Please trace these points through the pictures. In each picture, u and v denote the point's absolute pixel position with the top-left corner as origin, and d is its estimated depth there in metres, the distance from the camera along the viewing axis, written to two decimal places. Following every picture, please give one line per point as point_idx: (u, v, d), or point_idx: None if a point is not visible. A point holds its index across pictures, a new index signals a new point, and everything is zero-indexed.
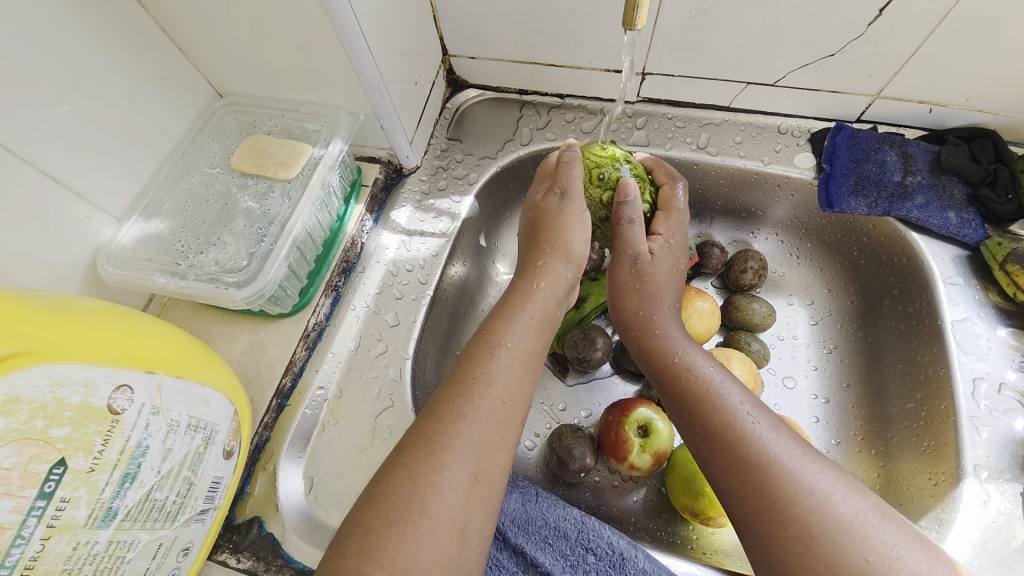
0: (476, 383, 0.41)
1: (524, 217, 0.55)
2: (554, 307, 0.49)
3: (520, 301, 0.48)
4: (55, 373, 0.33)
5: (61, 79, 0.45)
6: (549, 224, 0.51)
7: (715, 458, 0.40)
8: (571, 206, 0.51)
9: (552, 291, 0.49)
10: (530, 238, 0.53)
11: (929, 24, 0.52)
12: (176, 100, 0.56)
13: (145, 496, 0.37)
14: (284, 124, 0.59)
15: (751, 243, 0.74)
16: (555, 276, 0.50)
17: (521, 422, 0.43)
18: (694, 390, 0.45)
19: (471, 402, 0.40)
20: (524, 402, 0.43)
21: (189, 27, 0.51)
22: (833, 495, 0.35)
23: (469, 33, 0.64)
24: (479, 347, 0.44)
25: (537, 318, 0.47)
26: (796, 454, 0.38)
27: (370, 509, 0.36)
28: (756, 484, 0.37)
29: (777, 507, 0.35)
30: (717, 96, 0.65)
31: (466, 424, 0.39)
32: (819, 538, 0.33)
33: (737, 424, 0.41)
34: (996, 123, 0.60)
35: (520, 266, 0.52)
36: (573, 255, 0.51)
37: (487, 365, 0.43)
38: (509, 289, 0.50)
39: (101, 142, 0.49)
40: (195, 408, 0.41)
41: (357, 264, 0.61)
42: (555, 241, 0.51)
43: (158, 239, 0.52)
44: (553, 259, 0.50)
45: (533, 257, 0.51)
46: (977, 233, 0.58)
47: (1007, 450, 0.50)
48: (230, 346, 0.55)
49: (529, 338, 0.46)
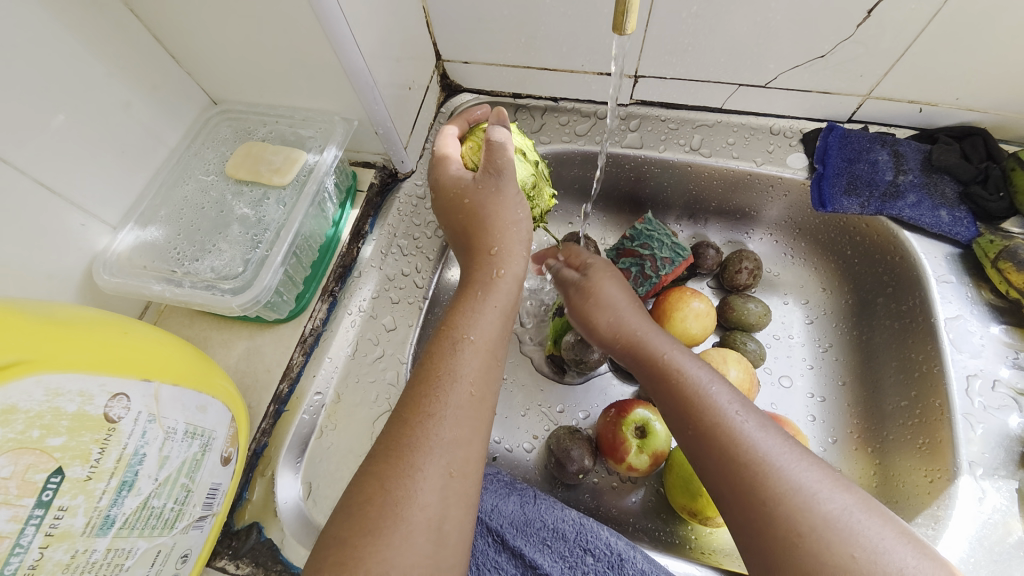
0: (442, 381, 0.41)
1: (442, 207, 0.52)
2: (517, 291, 0.49)
3: (481, 291, 0.47)
4: (52, 383, 0.33)
5: (55, 90, 0.45)
6: (487, 211, 0.49)
7: (698, 457, 0.41)
8: (508, 184, 0.49)
9: (513, 276, 0.48)
10: (469, 229, 0.50)
11: (918, 24, 0.52)
12: (170, 108, 0.56)
13: (142, 504, 0.37)
14: (280, 130, 0.59)
15: (746, 243, 0.74)
16: (514, 259, 0.49)
17: (492, 410, 0.43)
18: (678, 393, 0.44)
19: (438, 401, 0.40)
20: (492, 390, 0.43)
21: (183, 35, 0.51)
22: (821, 492, 0.35)
23: (463, 37, 0.64)
24: (441, 345, 0.44)
25: (501, 307, 0.47)
26: (785, 450, 0.38)
27: (343, 521, 0.36)
28: (744, 481, 0.37)
29: (767, 506, 0.36)
30: (709, 97, 0.65)
31: (435, 423, 0.39)
32: (806, 536, 0.34)
33: (726, 422, 0.40)
34: (987, 121, 0.60)
35: (470, 256, 0.50)
36: (522, 234, 0.50)
37: (451, 361, 0.43)
38: (467, 282, 0.48)
39: (96, 151, 0.49)
40: (192, 415, 0.41)
41: (353, 270, 0.61)
42: (504, 225, 0.49)
43: (153, 246, 0.52)
44: (506, 244, 0.49)
45: (486, 245, 0.48)
46: (969, 231, 0.59)
47: (1002, 446, 0.51)
48: (228, 352, 0.55)
49: (493, 330, 0.46)
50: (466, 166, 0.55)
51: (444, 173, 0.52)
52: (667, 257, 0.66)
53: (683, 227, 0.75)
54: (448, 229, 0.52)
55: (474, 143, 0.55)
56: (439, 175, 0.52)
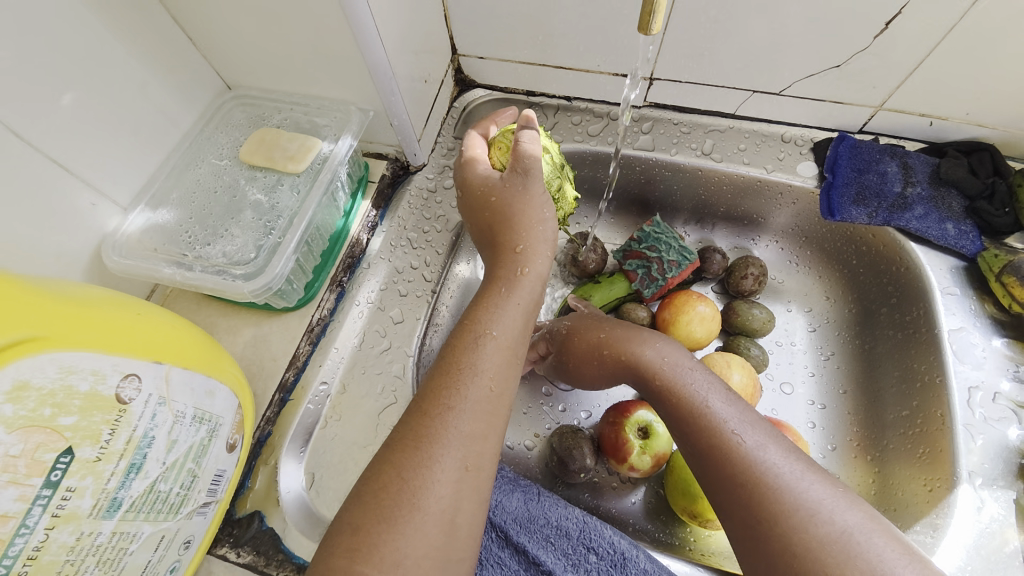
0: (462, 374, 0.41)
1: (469, 204, 0.52)
2: (540, 290, 0.49)
3: (505, 287, 0.47)
4: (65, 360, 0.32)
5: (71, 66, 0.44)
6: (512, 209, 0.49)
7: (705, 474, 0.42)
8: (534, 183, 0.49)
9: (536, 275, 0.48)
10: (494, 225, 0.50)
11: (933, 39, 0.53)
12: (185, 91, 0.56)
13: (149, 487, 0.37)
14: (294, 118, 0.59)
15: (753, 249, 0.75)
16: (538, 257, 0.49)
17: (509, 408, 0.43)
18: (679, 407, 0.46)
19: (458, 394, 0.40)
20: (512, 387, 0.43)
21: (202, 17, 0.51)
22: (822, 511, 0.36)
23: (480, 32, 0.64)
24: (463, 339, 0.44)
25: (524, 305, 0.47)
26: (791, 467, 0.39)
27: (358, 507, 0.36)
28: (746, 496, 0.38)
29: (765, 526, 0.37)
30: (723, 103, 0.66)
31: (455, 416, 0.39)
32: (801, 555, 0.34)
33: (733, 440, 0.41)
34: (995, 137, 0.61)
35: (494, 253, 0.50)
36: (548, 234, 0.50)
37: (473, 355, 0.43)
38: (490, 278, 0.48)
39: (109, 131, 0.49)
40: (201, 399, 0.41)
41: (362, 261, 0.60)
42: (530, 223, 0.49)
43: (164, 229, 0.51)
44: (531, 242, 0.49)
45: (511, 242, 0.48)
46: (974, 245, 0.60)
47: (1000, 457, 0.52)
48: (234, 339, 0.55)
49: (515, 326, 0.46)
50: (494, 167, 0.55)
51: (472, 172, 0.52)
52: (674, 260, 0.67)
53: (690, 231, 0.76)
54: (473, 227, 0.52)
55: (502, 143, 0.55)
56: (467, 174, 0.53)
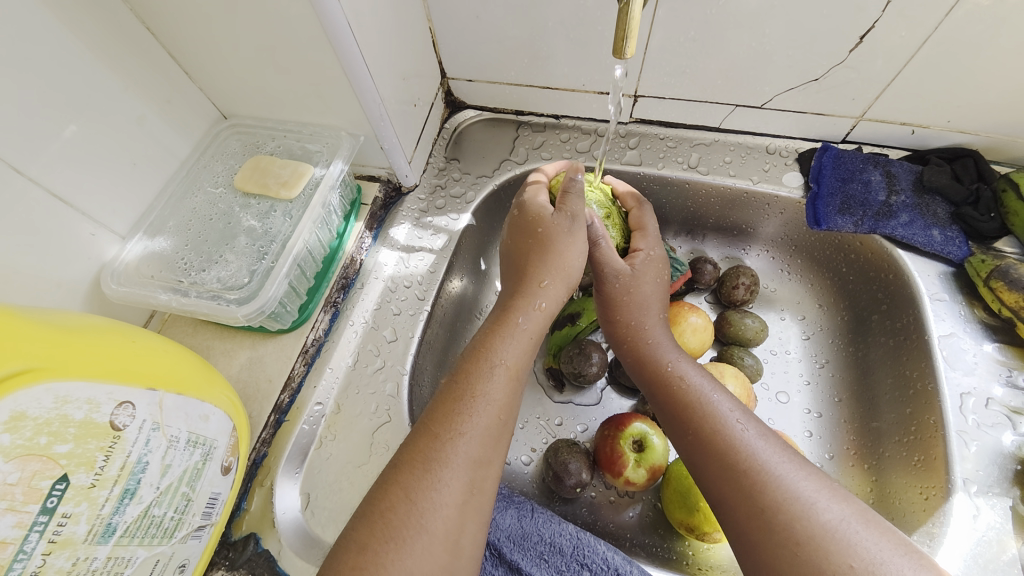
0: (474, 402, 0.42)
1: (517, 226, 0.55)
2: (545, 325, 0.50)
3: (520, 318, 0.48)
4: (61, 391, 0.33)
5: (69, 103, 0.46)
6: (555, 244, 0.51)
7: (702, 472, 0.41)
8: (579, 231, 0.53)
9: (547, 313, 0.50)
10: (530, 250, 0.52)
11: (908, 51, 0.54)
12: (182, 123, 0.58)
13: (144, 512, 0.38)
14: (287, 145, 0.61)
15: (744, 259, 0.75)
16: (552, 296, 0.51)
17: (510, 435, 0.44)
18: (682, 402, 0.46)
19: (468, 419, 0.41)
20: (514, 419, 0.44)
21: (197, 51, 0.53)
22: (818, 501, 0.36)
23: (467, 57, 0.66)
24: (476, 364, 0.45)
25: (531, 336, 0.48)
26: (784, 461, 0.39)
27: (365, 526, 0.36)
28: (748, 488, 0.38)
29: (767, 514, 0.36)
30: (707, 117, 0.67)
31: (464, 441, 0.40)
32: (804, 544, 0.34)
33: (721, 434, 0.41)
34: (978, 143, 0.62)
35: (517, 279, 0.52)
36: (572, 277, 0.52)
37: (485, 384, 0.43)
38: (507, 301, 0.50)
39: (109, 163, 0.50)
40: (195, 423, 0.42)
41: (356, 281, 0.62)
42: (562, 265, 0.51)
43: (161, 256, 0.53)
44: (556, 281, 0.51)
45: (538, 275, 0.51)
46: (961, 250, 0.60)
47: (995, 464, 0.51)
48: (230, 362, 0.56)
49: (523, 356, 0.47)
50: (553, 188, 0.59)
51: (531, 199, 0.56)
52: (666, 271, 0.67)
53: (681, 243, 0.76)
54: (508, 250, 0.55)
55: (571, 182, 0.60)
56: (526, 199, 0.56)
